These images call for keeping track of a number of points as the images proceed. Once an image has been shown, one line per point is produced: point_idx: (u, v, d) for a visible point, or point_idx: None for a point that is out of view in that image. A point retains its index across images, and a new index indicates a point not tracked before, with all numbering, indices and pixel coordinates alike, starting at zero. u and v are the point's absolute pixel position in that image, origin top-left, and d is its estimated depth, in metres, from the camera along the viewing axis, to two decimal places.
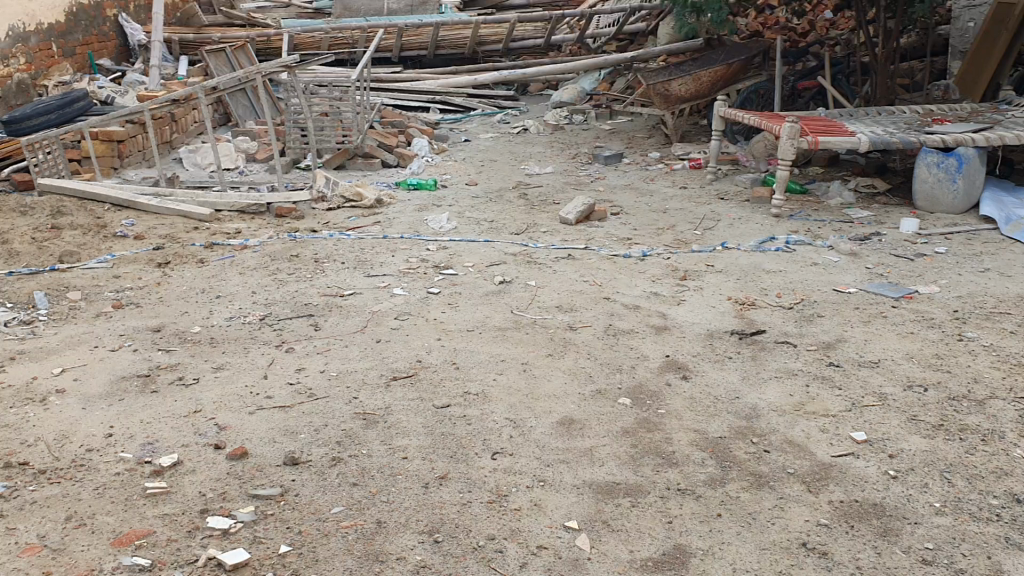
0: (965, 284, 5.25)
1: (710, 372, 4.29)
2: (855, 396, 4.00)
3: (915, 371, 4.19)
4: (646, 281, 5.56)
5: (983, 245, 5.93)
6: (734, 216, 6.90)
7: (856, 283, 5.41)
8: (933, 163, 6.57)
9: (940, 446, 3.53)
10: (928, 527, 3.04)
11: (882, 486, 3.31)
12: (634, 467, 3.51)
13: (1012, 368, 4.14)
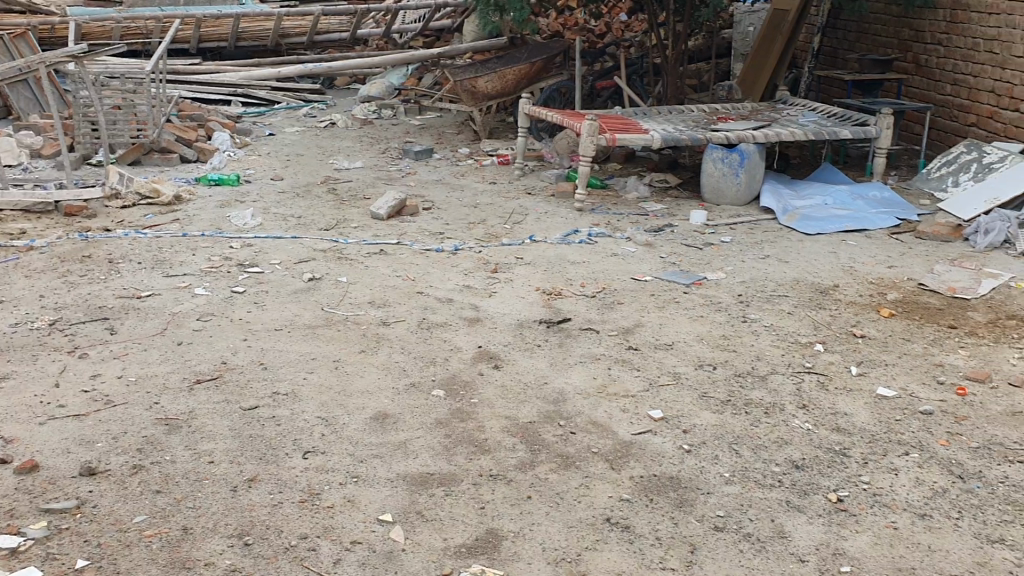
0: (750, 271, 5.64)
1: (520, 361, 4.41)
2: (652, 375, 4.25)
3: (706, 351, 4.48)
4: (458, 274, 5.64)
5: (764, 234, 6.39)
6: (540, 210, 7.10)
7: (652, 271, 5.70)
8: (719, 158, 7.02)
9: (728, 420, 3.80)
10: (718, 496, 3.26)
11: (678, 459, 3.52)
12: (448, 457, 3.56)
13: (790, 346, 4.51)
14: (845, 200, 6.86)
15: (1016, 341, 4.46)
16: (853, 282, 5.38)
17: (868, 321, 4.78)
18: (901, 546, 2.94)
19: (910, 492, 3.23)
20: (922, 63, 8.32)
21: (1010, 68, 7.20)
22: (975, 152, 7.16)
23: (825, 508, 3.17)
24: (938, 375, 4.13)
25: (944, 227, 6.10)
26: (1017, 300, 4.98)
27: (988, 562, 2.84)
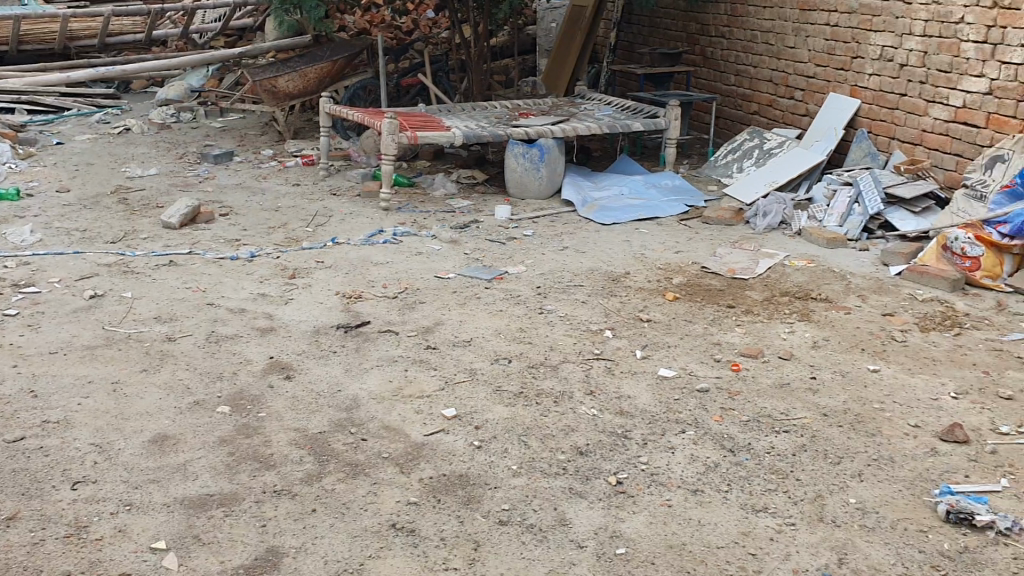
0: (549, 263, 5.74)
1: (314, 369, 4.29)
2: (448, 374, 4.21)
3: (501, 345, 4.50)
4: (253, 282, 5.45)
5: (565, 226, 6.52)
6: (345, 211, 6.97)
7: (454, 268, 5.69)
8: (520, 153, 7.10)
9: (519, 412, 3.84)
10: (504, 490, 3.29)
11: (467, 457, 3.52)
12: (229, 476, 3.42)
13: (582, 334, 4.61)
14: (639, 190, 7.13)
15: (787, 317, 4.75)
16: (644, 269, 5.57)
17: (655, 306, 4.97)
18: (673, 524, 3.05)
19: (685, 469, 3.36)
20: (708, 56, 8.73)
21: (784, 58, 7.67)
22: (757, 139, 7.60)
23: (605, 491, 3.26)
24: (716, 353, 4.33)
25: (727, 211, 6.44)
26: (789, 278, 5.33)
27: (751, 531, 2.99)
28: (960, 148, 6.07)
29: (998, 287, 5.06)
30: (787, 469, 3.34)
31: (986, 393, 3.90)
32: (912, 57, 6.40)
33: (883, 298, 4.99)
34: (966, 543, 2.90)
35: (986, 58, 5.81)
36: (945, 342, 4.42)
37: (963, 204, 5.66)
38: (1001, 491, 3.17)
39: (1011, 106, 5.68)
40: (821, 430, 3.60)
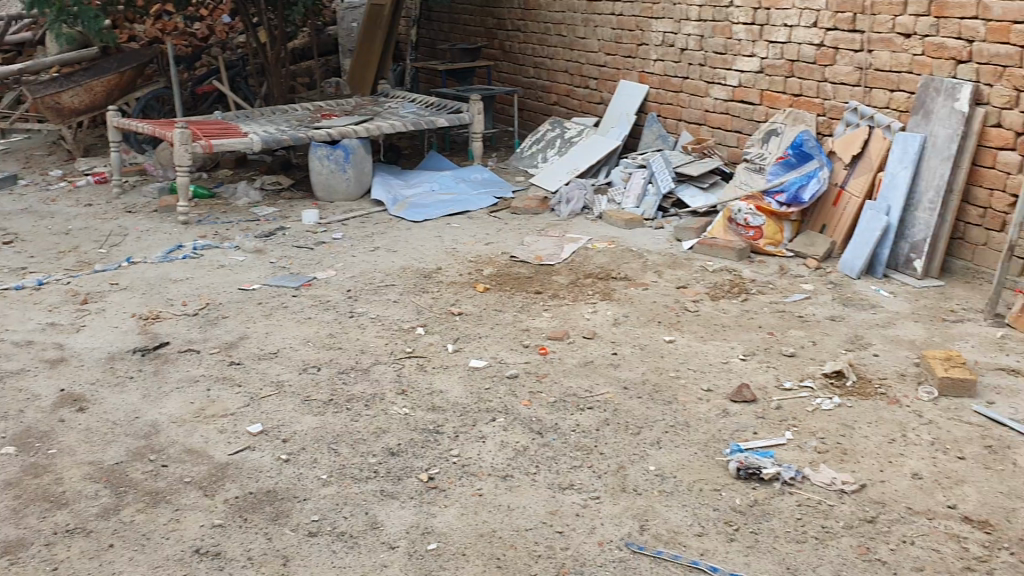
0: (358, 265, 5.67)
1: (109, 398, 4.07)
2: (254, 389, 4.08)
3: (309, 354, 4.41)
4: (41, 311, 5.12)
5: (374, 226, 6.47)
6: (142, 229, 6.65)
7: (260, 278, 5.53)
8: (323, 156, 6.97)
9: (328, 420, 3.77)
10: (314, 500, 3.22)
11: (275, 471, 3.42)
12: (16, 521, 3.20)
13: (393, 334, 4.58)
14: (448, 184, 7.17)
15: (591, 298, 4.90)
16: (453, 263, 5.61)
17: (465, 299, 5.00)
18: (484, 512, 3.08)
19: (495, 457, 3.40)
20: (507, 49, 8.90)
21: (578, 49, 7.95)
22: (558, 128, 7.85)
23: (416, 489, 3.25)
24: (524, 339, 4.41)
25: (533, 201, 6.60)
26: (592, 260, 5.51)
27: (558, 509, 3.06)
28: (740, 125, 6.45)
29: (779, 253, 5.46)
30: (591, 444, 3.44)
31: (771, 353, 4.15)
32: (690, 41, 6.76)
33: (678, 272, 5.25)
34: (756, 496, 3.07)
35: (756, 38, 6.20)
36: (734, 308, 4.69)
37: (744, 177, 6.04)
38: (785, 444, 3.38)
39: (780, 82, 6.07)
40: (623, 403, 3.73)
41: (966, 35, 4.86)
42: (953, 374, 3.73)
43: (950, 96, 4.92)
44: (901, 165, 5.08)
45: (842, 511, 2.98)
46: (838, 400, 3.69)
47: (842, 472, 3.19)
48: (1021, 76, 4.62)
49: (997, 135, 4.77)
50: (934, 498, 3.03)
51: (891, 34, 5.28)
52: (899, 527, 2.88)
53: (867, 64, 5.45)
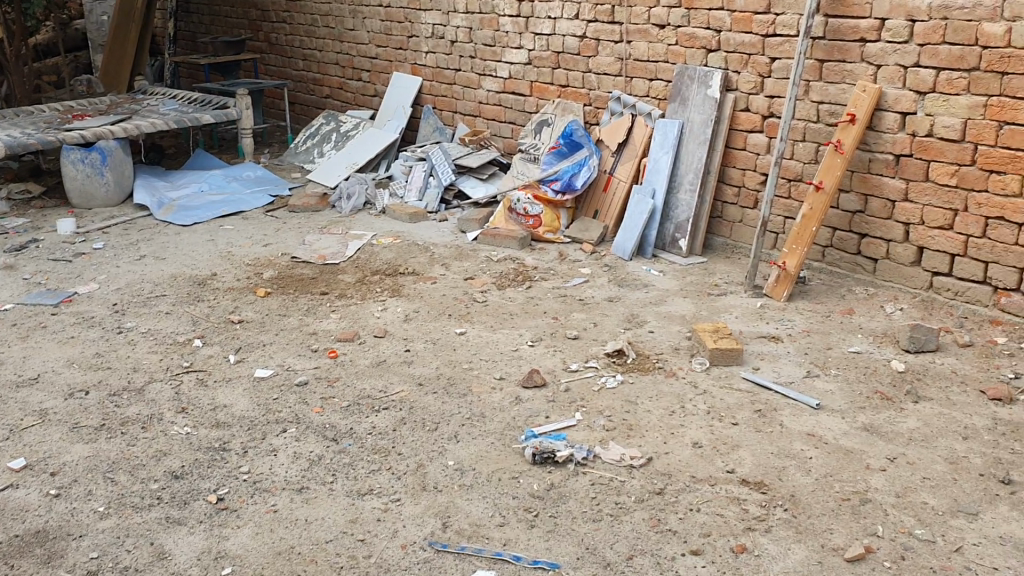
0: (125, 276, 5.30)
1: None
2: (13, 421, 3.72)
3: (75, 377, 4.07)
4: None
5: (140, 233, 6.07)
6: None
7: (13, 297, 5.05)
8: (77, 159, 6.42)
9: (102, 447, 3.49)
10: (91, 536, 2.98)
11: (43, 509, 3.13)
12: None
13: (168, 348, 4.32)
14: (220, 184, 6.85)
15: (379, 295, 4.83)
16: (230, 268, 5.36)
17: (245, 305, 4.80)
18: (280, 528, 2.96)
19: (288, 469, 3.28)
20: (274, 42, 8.63)
21: (347, 41, 7.83)
22: (332, 122, 7.68)
23: (205, 512, 3.08)
24: (312, 343, 4.29)
25: (311, 198, 6.43)
26: (376, 256, 5.44)
27: (357, 517, 2.99)
28: (513, 116, 6.58)
29: (558, 239, 5.62)
30: (388, 446, 3.39)
31: (557, 337, 4.26)
32: (459, 33, 6.81)
33: (463, 263, 5.28)
34: (552, 479, 3.14)
35: (522, 30, 6.33)
36: (519, 296, 4.77)
37: (521, 167, 6.16)
38: (576, 425, 3.48)
39: (548, 73, 6.23)
40: (417, 400, 3.71)
41: (714, 25, 5.16)
42: (721, 345, 3.98)
43: (703, 83, 5.24)
44: (662, 150, 5.36)
45: (633, 486, 3.09)
46: (621, 377, 3.85)
47: (630, 447, 3.33)
48: (764, 63, 4.97)
49: (746, 119, 5.12)
50: (714, 464, 3.21)
51: (647, 25, 5.53)
52: (685, 495, 3.03)
53: (627, 55, 5.69)
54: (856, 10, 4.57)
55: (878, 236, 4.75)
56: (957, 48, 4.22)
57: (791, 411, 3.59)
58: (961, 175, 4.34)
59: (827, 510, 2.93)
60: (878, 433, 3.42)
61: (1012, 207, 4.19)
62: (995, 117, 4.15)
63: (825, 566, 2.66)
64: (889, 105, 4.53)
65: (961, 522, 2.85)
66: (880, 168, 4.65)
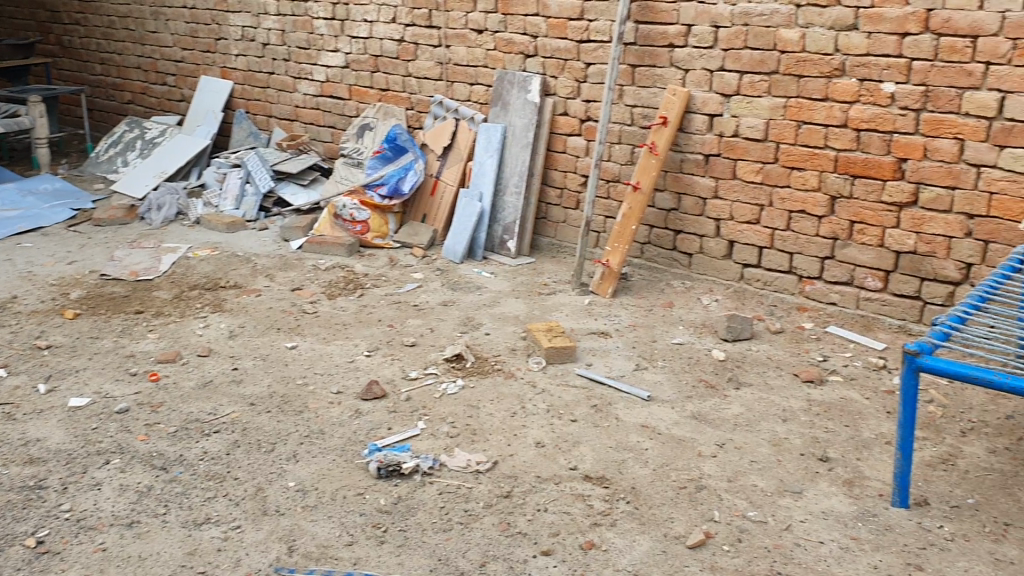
0: None
1: None
2: None
3: None
4: None
5: None
6: None
7: None
8: None
9: None
10: None
11: None
12: None
13: None
14: (13, 199, 6.33)
15: (200, 311, 4.62)
16: (32, 289, 4.97)
17: (53, 329, 4.46)
18: (112, 568, 2.77)
19: (114, 504, 3.08)
20: (67, 45, 8.12)
21: (149, 43, 7.44)
22: (137, 129, 7.28)
23: (23, 558, 2.83)
24: (129, 367, 4.04)
25: (118, 210, 6.07)
26: (195, 270, 5.19)
27: (196, 548, 2.84)
28: (331, 120, 6.46)
29: (387, 244, 5.57)
30: (223, 471, 3.25)
31: (393, 346, 4.21)
32: (271, 36, 6.61)
33: (289, 274, 5.13)
34: (399, 492, 3.10)
35: (337, 33, 6.21)
36: (350, 305, 4.68)
37: (344, 171, 6.06)
38: (419, 434, 3.45)
39: (366, 77, 6.15)
40: (251, 420, 3.57)
41: (530, 30, 5.25)
42: (555, 343, 4.06)
43: (522, 88, 5.32)
44: (486, 154, 5.42)
45: (480, 491, 3.10)
46: (461, 382, 3.85)
47: (475, 452, 3.33)
48: (579, 68, 5.10)
49: (565, 122, 5.25)
50: (557, 463, 3.27)
51: (465, 29, 5.56)
52: (532, 497, 3.07)
53: (445, 59, 5.70)
54: (665, 16, 4.77)
55: (692, 232, 4.98)
56: (757, 53, 4.48)
57: (625, 404, 3.71)
58: (765, 173, 4.61)
59: (667, 499, 3.04)
60: (706, 420, 3.59)
61: (812, 201, 4.48)
62: (793, 117, 4.44)
63: (669, 555, 2.76)
64: (698, 108, 4.77)
65: (787, 501, 3.04)
66: (692, 168, 4.88)
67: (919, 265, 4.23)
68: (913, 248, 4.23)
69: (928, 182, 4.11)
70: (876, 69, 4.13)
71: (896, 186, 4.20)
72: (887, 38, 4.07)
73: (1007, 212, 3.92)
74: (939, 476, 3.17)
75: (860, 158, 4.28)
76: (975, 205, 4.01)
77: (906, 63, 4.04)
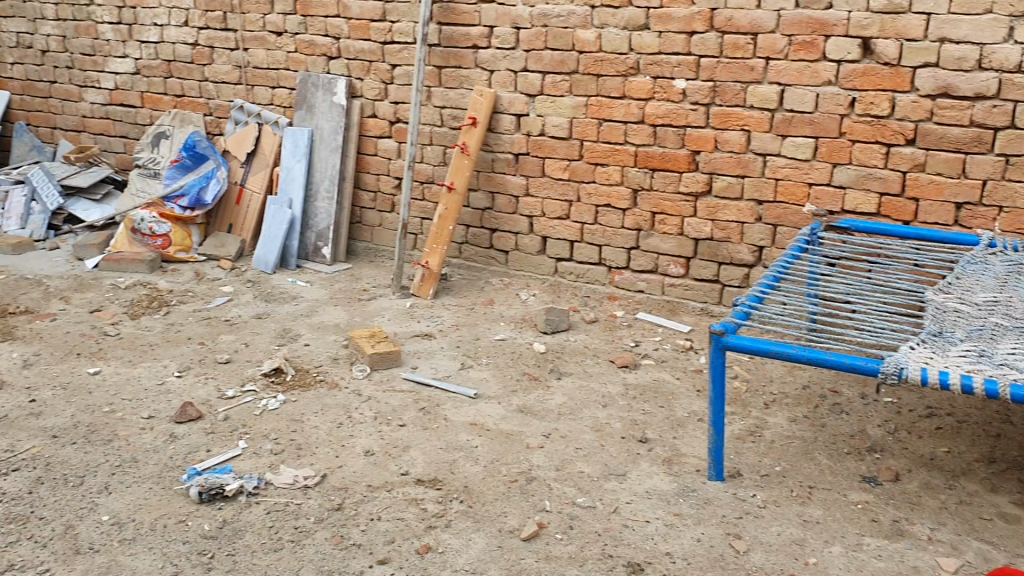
0: None
1: None
2: None
3: None
4: None
5: None
6: None
7: None
8: None
9: None
10: None
11: None
12: None
13: None
14: None
15: None
16: None
17: None
18: None
19: None
20: None
21: None
22: None
23: None
24: None
25: None
26: None
27: None
28: (123, 130, 6.11)
29: (191, 258, 5.33)
30: (26, 511, 3.01)
31: (206, 364, 4.03)
32: (51, 42, 6.19)
33: (86, 295, 4.81)
34: (224, 516, 2.98)
35: (125, 38, 5.88)
36: (157, 324, 4.45)
37: (140, 184, 5.75)
38: (241, 454, 3.33)
39: (159, 83, 5.86)
40: (54, 454, 3.32)
41: (332, 33, 5.17)
42: (379, 349, 4.02)
43: (328, 90, 5.23)
44: (294, 158, 5.29)
45: (310, 506, 3.03)
46: (282, 397, 3.74)
47: (302, 467, 3.25)
48: (385, 70, 5.07)
49: (374, 125, 5.20)
50: (388, 470, 3.24)
51: (263, 33, 5.40)
52: (364, 506, 3.03)
53: (244, 63, 5.52)
54: (466, 18, 4.82)
55: (506, 230, 5.06)
56: (557, 53, 4.61)
57: (452, 404, 3.72)
58: (572, 169, 4.75)
59: (499, 495, 3.08)
60: (531, 413, 3.66)
61: (617, 194, 4.65)
62: (594, 115, 4.59)
63: (505, 549, 2.79)
64: (504, 108, 4.85)
65: (613, 484, 3.14)
66: (502, 167, 4.95)
67: (716, 250, 4.48)
68: (710, 235, 4.47)
69: (721, 172, 4.35)
70: (668, 66, 4.34)
71: (692, 177, 4.43)
72: (676, 37, 4.28)
73: (792, 197, 4.21)
74: (748, 448, 3.37)
75: (658, 152, 4.48)
76: (763, 191, 4.27)
77: (695, 60, 4.27)
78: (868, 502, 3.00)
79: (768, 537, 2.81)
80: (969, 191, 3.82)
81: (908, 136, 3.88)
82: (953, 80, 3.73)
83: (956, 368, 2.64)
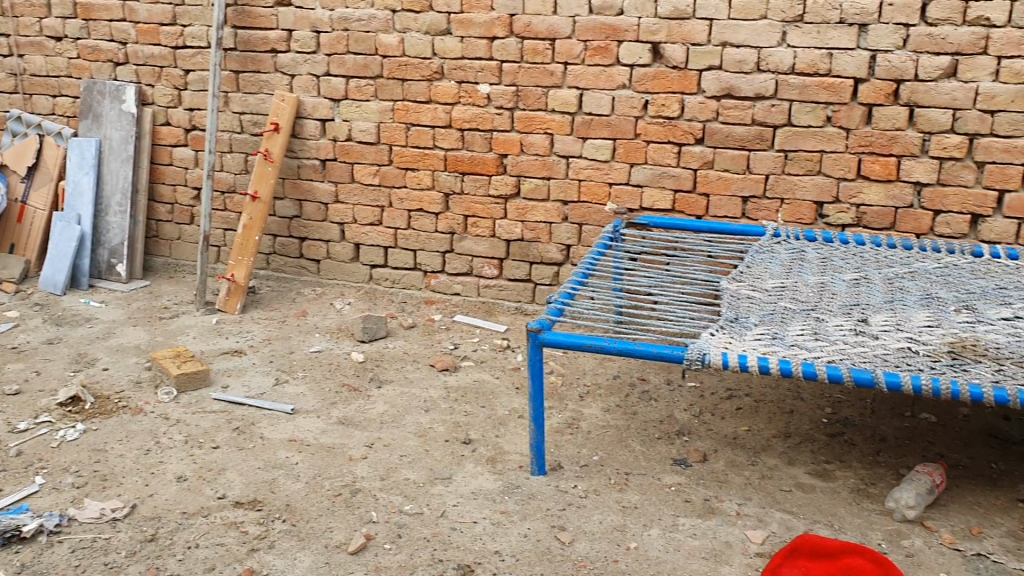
0: None
1: None
2: None
3: None
4: None
5: None
6: None
7: None
8: None
9: None
10: None
11: None
12: None
13: None
14: None
15: None
16: None
17: None
18: None
19: None
20: None
21: None
22: None
23: None
24: None
25: None
26: None
27: None
28: None
29: None
30: None
31: None
32: None
33: None
34: (22, 559, 2.75)
35: None
36: None
37: None
38: (39, 490, 3.09)
39: None
40: None
41: (118, 37, 4.89)
42: (186, 370, 3.85)
43: (116, 98, 4.94)
44: (82, 171, 4.95)
45: (119, 540, 2.85)
46: (81, 427, 3.50)
47: (108, 500, 3.05)
48: (178, 76, 4.85)
49: (168, 133, 4.96)
50: (202, 495, 3.10)
51: (39, 38, 5.05)
52: (180, 534, 2.88)
53: (20, 70, 5.14)
54: (263, 21, 4.68)
55: (316, 238, 4.96)
56: (360, 58, 4.56)
57: (269, 421, 3.61)
58: (381, 174, 4.71)
59: (323, 510, 3.01)
60: (352, 423, 3.60)
61: (428, 198, 4.66)
62: (401, 120, 4.58)
63: (332, 566, 2.74)
64: (308, 113, 4.75)
65: (439, 488, 3.15)
66: (309, 173, 4.85)
67: (527, 250, 4.58)
68: (521, 236, 4.57)
69: (527, 174, 4.45)
70: (471, 71, 4.39)
71: (500, 179, 4.51)
72: (477, 42, 4.33)
73: (595, 196, 4.37)
74: (567, 440, 3.46)
75: (466, 155, 4.52)
76: (568, 192, 4.40)
77: (497, 65, 4.34)
78: (680, 484, 3.15)
79: (591, 526, 2.90)
80: (754, 184, 4.10)
81: (697, 135, 4.11)
82: (735, 81, 3.98)
83: (753, 351, 2.82)
